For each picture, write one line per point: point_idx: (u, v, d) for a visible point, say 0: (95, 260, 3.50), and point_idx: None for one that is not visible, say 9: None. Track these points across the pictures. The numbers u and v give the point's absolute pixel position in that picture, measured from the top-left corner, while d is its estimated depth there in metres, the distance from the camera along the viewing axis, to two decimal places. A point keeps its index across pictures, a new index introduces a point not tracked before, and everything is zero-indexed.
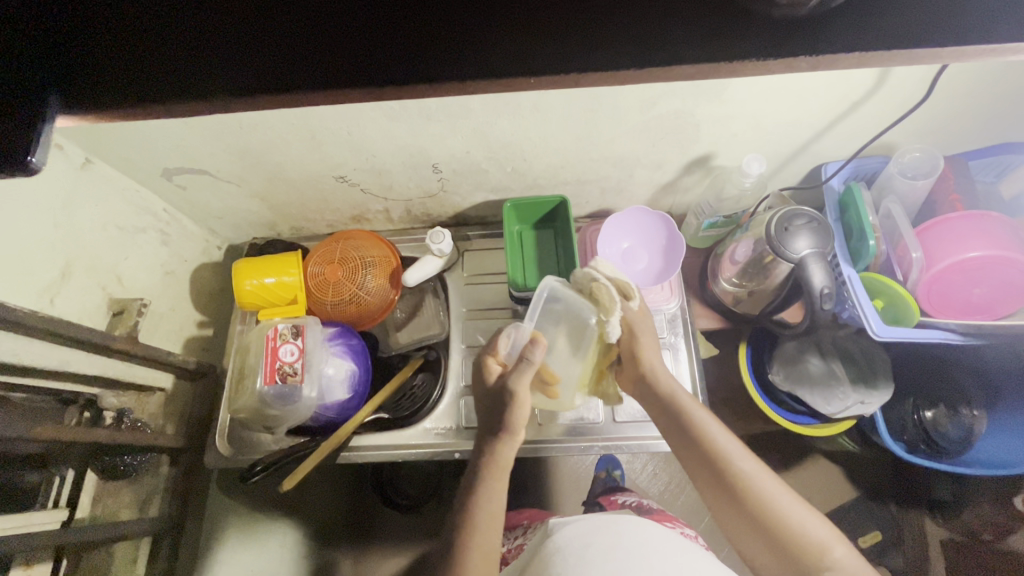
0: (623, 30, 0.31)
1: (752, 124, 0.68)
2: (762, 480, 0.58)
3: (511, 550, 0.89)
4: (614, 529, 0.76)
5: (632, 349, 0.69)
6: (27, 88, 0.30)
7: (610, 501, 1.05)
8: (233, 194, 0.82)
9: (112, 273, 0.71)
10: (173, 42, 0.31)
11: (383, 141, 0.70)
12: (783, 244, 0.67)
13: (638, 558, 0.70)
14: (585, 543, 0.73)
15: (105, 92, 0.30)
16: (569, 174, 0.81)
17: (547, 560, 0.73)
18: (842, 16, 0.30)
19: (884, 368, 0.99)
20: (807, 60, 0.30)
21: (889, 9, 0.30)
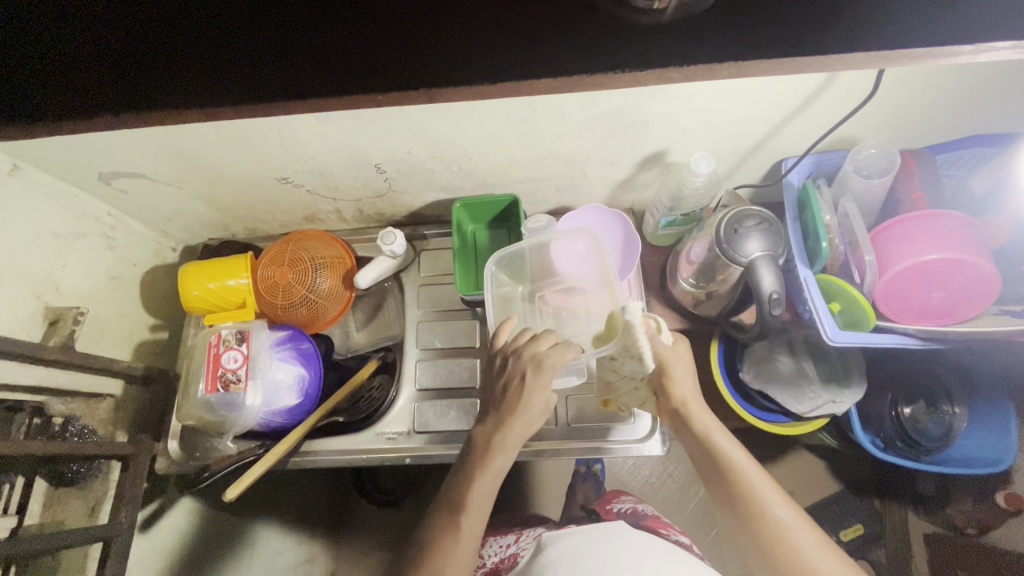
0: (522, 46, 0.35)
1: (701, 120, 0.64)
2: (794, 532, 0.56)
3: (503, 561, 0.85)
4: (608, 536, 0.75)
5: (662, 382, 0.66)
6: None
7: (608, 508, 1.01)
8: (176, 196, 0.80)
9: (48, 280, 0.69)
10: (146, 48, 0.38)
11: (319, 142, 0.68)
12: (732, 247, 0.64)
13: (629, 565, 0.69)
14: (578, 554, 0.72)
15: None
16: (520, 172, 0.78)
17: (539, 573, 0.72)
18: (692, 40, 0.34)
19: (858, 366, 0.96)
20: (682, 70, 0.34)
21: (745, 29, 0.34)
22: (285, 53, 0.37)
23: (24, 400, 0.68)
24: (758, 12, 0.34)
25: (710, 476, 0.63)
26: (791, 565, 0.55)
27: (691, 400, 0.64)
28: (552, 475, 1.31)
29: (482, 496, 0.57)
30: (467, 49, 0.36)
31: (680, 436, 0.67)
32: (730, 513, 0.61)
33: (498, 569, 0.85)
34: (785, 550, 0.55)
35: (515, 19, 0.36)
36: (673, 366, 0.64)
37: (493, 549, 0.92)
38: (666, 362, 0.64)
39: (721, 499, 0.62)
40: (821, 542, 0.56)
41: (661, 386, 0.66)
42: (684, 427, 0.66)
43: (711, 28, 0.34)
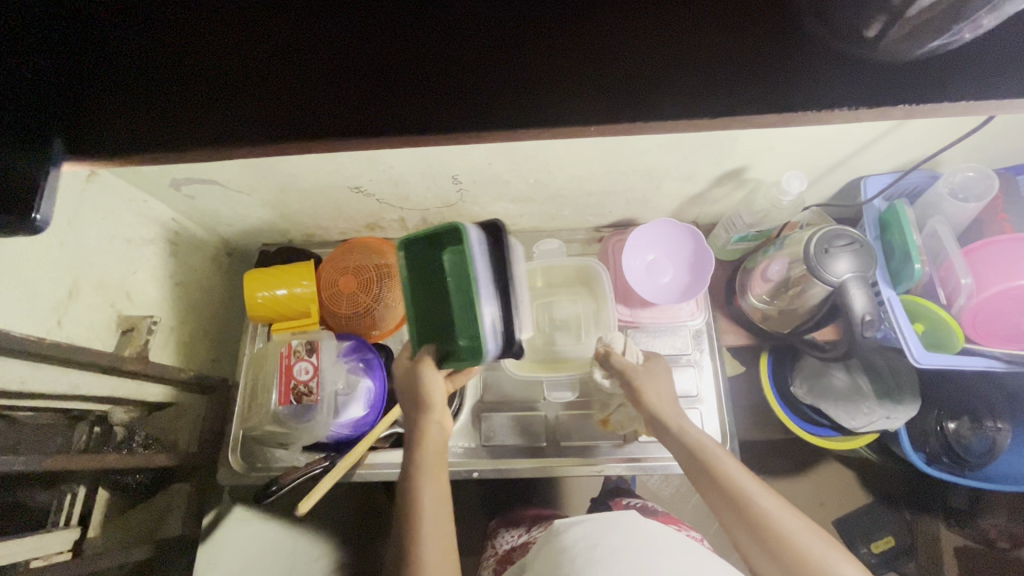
0: (710, 64, 0.30)
1: (793, 139, 0.64)
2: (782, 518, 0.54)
3: (515, 547, 0.91)
4: (620, 527, 0.74)
5: (635, 395, 0.67)
6: (36, 132, 0.31)
7: (617, 501, 1.02)
8: (243, 203, 0.78)
9: (120, 288, 0.68)
10: (242, 57, 0.32)
11: (404, 154, 0.67)
12: (823, 267, 0.63)
13: (638, 559, 0.67)
14: (591, 544, 0.71)
15: (106, 142, 0.31)
16: (593, 186, 0.77)
17: (555, 562, 0.70)
18: (920, 75, 0.30)
19: (911, 381, 0.95)
20: (902, 109, 0.30)
21: (962, 69, 0.30)
22: (428, 75, 0.31)
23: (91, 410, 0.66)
24: (969, 60, 0.30)
25: (703, 486, 0.59)
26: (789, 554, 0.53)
27: (660, 405, 0.65)
28: (584, 483, 1.30)
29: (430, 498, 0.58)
30: (631, 74, 0.31)
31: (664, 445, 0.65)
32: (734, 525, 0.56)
33: (509, 557, 0.90)
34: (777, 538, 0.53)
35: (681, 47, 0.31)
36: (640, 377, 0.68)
37: (504, 538, 0.96)
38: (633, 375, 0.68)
39: (719, 508, 0.58)
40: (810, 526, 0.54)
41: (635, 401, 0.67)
42: (663, 431, 0.64)
43: (916, 75, 0.30)
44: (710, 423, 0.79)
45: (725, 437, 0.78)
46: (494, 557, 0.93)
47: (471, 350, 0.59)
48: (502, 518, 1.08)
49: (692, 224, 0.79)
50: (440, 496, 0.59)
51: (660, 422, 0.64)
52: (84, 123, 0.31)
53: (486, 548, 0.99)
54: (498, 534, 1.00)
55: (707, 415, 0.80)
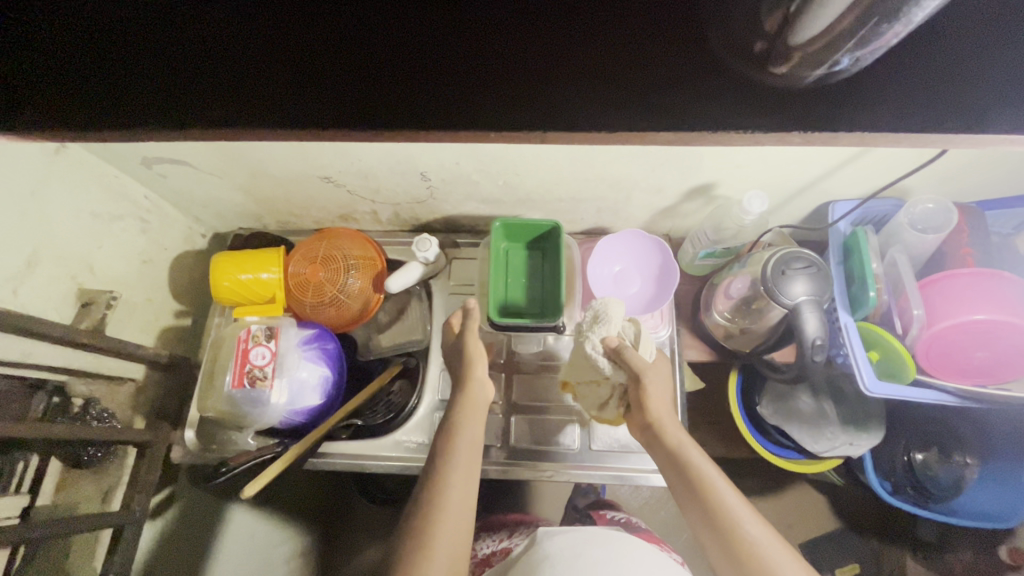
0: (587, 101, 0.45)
1: (758, 160, 0.64)
2: (728, 498, 0.56)
3: (492, 554, 0.88)
4: (603, 541, 0.75)
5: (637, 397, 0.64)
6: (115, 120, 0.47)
7: (600, 513, 1.02)
8: (216, 185, 0.79)
9: (83, 262, 0.69)
10: (243, 83, 0.48)
11: (371, 148, 0.67)
12: (779, 288, 0.63)
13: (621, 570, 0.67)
14: (575, 552, 0.71)
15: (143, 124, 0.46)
16: (563, 192, 0.77)
17: (535, 565, 0.71)
18: None
19: (877, 411, 0.96)
20: None
21: None
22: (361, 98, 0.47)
23: (48, 380, 0.67)
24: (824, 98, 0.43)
25: (665, 468, 0.61)
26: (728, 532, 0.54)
27: (659, 408, 0.63)
28: (554, 488, 1.30)
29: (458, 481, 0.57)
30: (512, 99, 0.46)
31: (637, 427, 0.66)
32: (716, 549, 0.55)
33: (487, 562, 0.87)
34: (720, 518, 0.55)
35: (633, 90, 0.45)
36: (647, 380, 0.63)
37: (484, 542, 0.95)
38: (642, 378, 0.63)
39: (681, 495, 0.59)
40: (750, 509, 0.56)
41: (635, 401, 0.65)
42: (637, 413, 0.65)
43: None
44: None
45: None
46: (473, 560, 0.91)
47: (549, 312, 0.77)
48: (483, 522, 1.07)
49: (661, 236, 0.79)
50: (468, 490, 0.57)
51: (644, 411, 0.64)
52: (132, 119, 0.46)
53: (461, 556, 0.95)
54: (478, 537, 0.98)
55: None
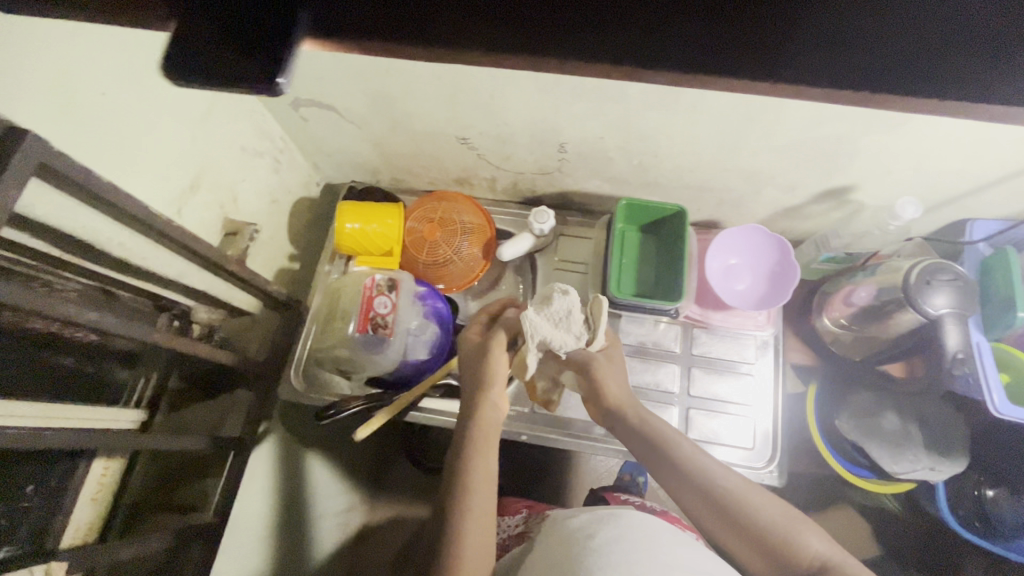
0: None
1: (914, 165, 0.64)
2: (719, 474, 0.61)
3: (512, 537, 0.92)
4: (619, 520, 0.71)
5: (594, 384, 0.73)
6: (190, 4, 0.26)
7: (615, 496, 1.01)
8: (349, 135, 0.80)
9: (230, 193, 0.71)
10: None
11: (523, 113, 0.68)
12: (922, 298, 0.63)
13: (642, 549, 0.65)
14: (586, 535, 0.69)
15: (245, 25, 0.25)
16: (693, 179, 0.77)
17: (553, 553, 0.69)
18: None
19: (962, 436, 0.89)
20: None
21: None
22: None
23: (176, 303, 0.72)
24: None
25: (655, 466, 0.65)
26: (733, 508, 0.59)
27: (620, 395, 0.71)
28: (592, 477, 1.29)
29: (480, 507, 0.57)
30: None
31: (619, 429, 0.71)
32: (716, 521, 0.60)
33: (503, 546, 0.92)
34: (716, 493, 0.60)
35: None
36: (596, 364, 0.73)
37: (501, 524, 0.98)
38: (590, 365, 0.73)
39: (674, 486, 0.63)
40: (749, 484, 0.61)
41: (595, 391, 0.73)
42: (617, 418, 0.70)
43: None
44: (764, 431, 0.79)
45: (776, 452, 0.78)
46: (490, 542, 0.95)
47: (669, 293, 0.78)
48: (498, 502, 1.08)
49: (784, 234, 0.79)
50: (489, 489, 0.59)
51: (616, 409, 0.70)
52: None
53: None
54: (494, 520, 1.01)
55: (760, 420, 0.80)
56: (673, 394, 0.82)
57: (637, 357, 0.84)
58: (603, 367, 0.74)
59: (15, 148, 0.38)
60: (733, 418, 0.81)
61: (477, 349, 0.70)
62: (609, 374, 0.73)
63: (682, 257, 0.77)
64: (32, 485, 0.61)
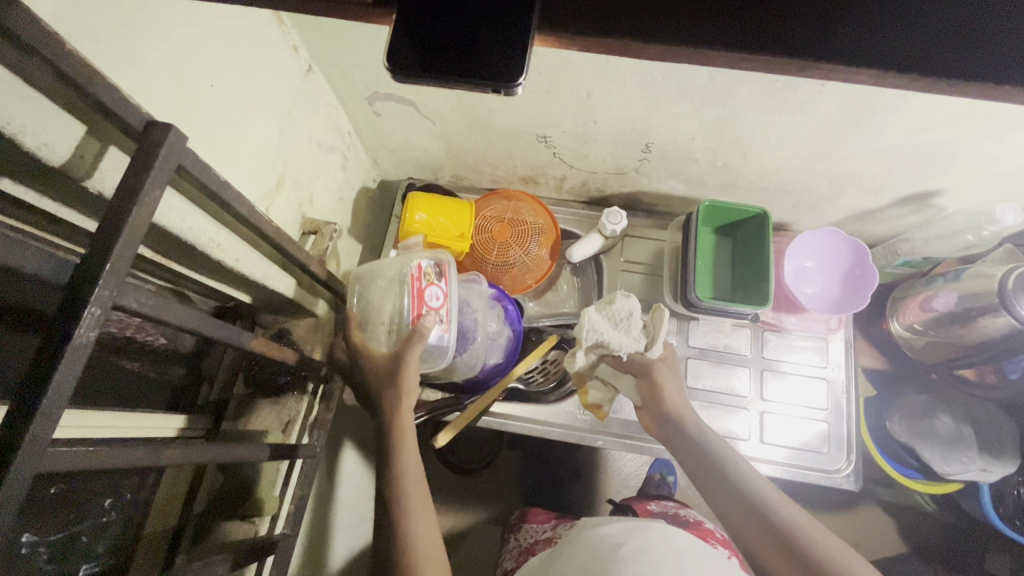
0: None
1: (1014, 170, 0.64)
2: (775, 499, 0.59)
3: (537, 542, 0.91)
4: (648, 529, 0.69)
5: (653, 392, 0.70)
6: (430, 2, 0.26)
7: (644, 507, 0.96)
8: (421, 131, 0.78)
9: (307, 190, 0.68)
10: None
11: (616, 112, 0.66)
12: (1016, 302, 0.64)
13: (670, 559, 0.63)
14: (614, 543, 0.66)
15: (496, 40, 0.26)
16: (774, 181, 0.76)
17: (581, 558, 0.66)
18: None
19: (1012, 440, 0.93)
20: None
21: None
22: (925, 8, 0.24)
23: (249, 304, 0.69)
24: None
25: (706, 481, 0.62)
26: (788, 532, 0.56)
27: (679, 405, 0.68)
28: (619, 481, 1.22)
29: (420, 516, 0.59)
30: None
31: (671, 441, 0.68)
32: (764, 542, 0.57)
33: (532, 550, 0.90)
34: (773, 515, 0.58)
35: None
36: (659, 371, 0.70)
37: (528, 533, 0.96)
38: (651, 371, 0.70)
39: (725, 503, 0.61)
40: (804, 516, 0.58)
41: (653, 397, 0.70)
42: (674, 430, 0.67)
43: None
44: (837, 434, 0.79)
45: (851, 455, 0.78)
46: (517, 549, 0.94)
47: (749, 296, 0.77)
48: (523, 513, 1.05)
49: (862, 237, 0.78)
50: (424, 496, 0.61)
51: (671, 417, 0.68)
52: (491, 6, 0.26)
53: (509, 541, 0.99)
54: (522, 528, 0.99)
55: (832, 424, 0.80)
56: (745, 398, 0.81)
57: (706, 361, 0.83)
58: (665, 371, 0.70)
59: (161, 145, 0.35)
60: (806, 423, 0.80)
61: (388, 357, 0.64)
62: (671, 381, 0.69)
63: (764, 260, 0.76)
64: (110, 498, 0.58)
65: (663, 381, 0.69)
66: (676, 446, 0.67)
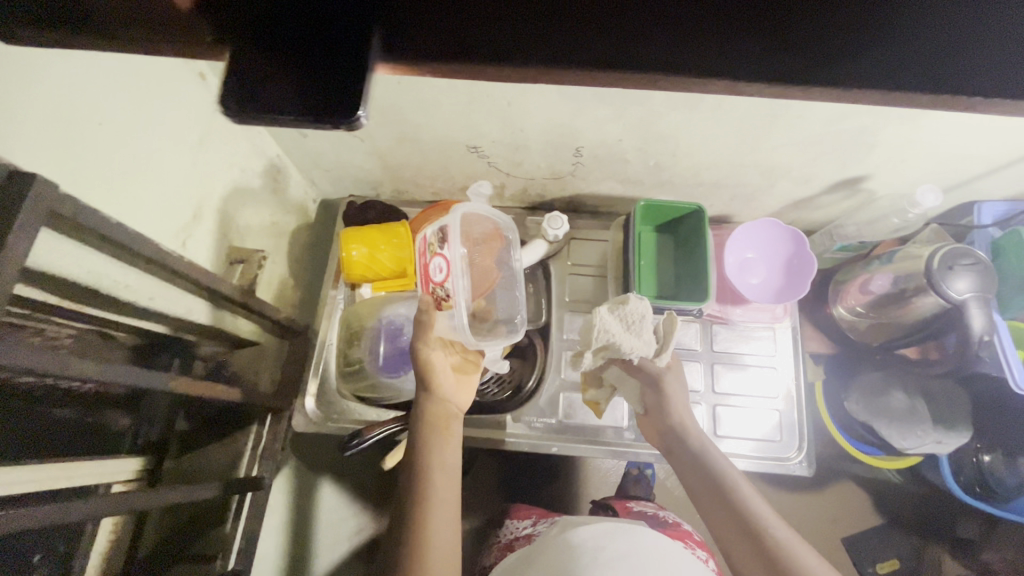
0: None
1: (931, 152, 0.65)
2: (771, 517, 0.57)
3: (517, 538, 0.89)
4: (632, 532, 0.68)
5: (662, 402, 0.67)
6: (259, 44, 0.25)
7: (625, 506, 0.96)
8: (352, 148, 0.76)
9: (231, 218, 0.67)
10: None
11: (540, 118, 0.65)
12: (945, 282, 0.64)
13: (651, 568, 0.62)
14: (597, 543, 0.65)
15: (329, 80, 0.25)
16: (708, 176, 0.76)
17: (560, 556, 0.65)
18: None
19: (965, 409, 0.94)
20: None
21: None
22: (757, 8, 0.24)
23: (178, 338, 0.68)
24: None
25: (703, 497, 0.61)
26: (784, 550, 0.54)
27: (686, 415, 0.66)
28: (599, 478, 1.22)
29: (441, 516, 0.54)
30: None
31: (670, 455, 0.66)
32: (750, 557, 0.55)
33: (510, 545, 0.89)
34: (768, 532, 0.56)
35: None
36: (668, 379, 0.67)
37: (510, 527, 0.96)
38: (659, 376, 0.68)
39: (721, 521, 0.58)
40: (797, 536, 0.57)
41: (660, 407, 0.67)
42: (677, 442, 0.65)
43: None
44: (788, 422, 0.80)
45: (801, 442, 0.79)
46: (499, 543, 0.93)
47: (691, 292, 0.77)
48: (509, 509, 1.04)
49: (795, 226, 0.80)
50: (448, 511, 0.55)
51: (676, 429, 0.66)
52: (323, 46, 0.25)
53: (493, 537, 0.98)
54: (504, 525, 0.98)
55: (783, 411, 0.81)
56: (698, 391, 0.82)
57: None
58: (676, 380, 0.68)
59: (21, 198, 0.33)
60: (759, 412, 0.81)
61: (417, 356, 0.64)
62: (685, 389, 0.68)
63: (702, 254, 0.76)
64: (41, 553, 0.56)
65: (675, 389, 0.67)
66: (676, 460, 0.65)
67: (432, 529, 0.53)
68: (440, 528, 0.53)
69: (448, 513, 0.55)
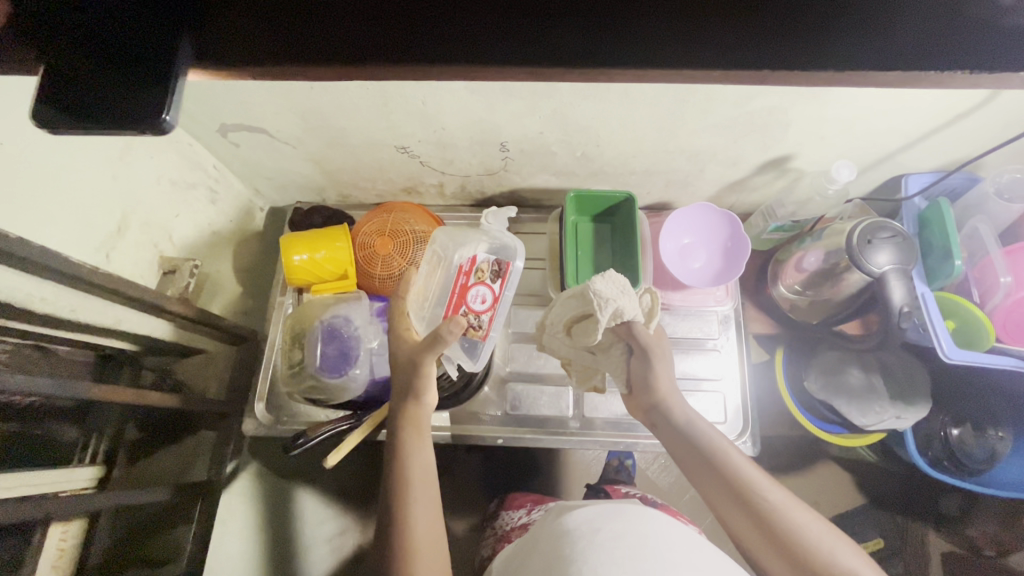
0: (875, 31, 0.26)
1: (845, 128, 0.65)
2: (764, 485, 0.53)
3: (514, 528, 0.89)
4: (623, 514, 0.65)
5: (644, 374, 0.61)
6: (73, 58, 0.27)
7: (616, 488, 0.96)
8: (287, 155, 0.78)
9: (164, 230, 0.69)
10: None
11: (458, 115, 0.67)
12: (867, 257, 0.65)
13: (643, 545, 0.59)
14: (591, 528, 0.62)
15: (136, 89, 0.27)
16: (637, 163, 0.77)
17: (554, 543, 0.62)
18: None
19: (923, 383, 0.93)
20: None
21: None
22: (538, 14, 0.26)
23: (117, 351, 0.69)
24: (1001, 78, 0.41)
25: (692, 470, 0.57)
26: (777, 525, 0.51)
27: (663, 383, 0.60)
28: (583, 469, 1.21)
29: (421, 510, 0.54)
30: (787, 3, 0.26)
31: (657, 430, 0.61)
32: (749, 530, 0.52)
33: (508, 535, 0.89)
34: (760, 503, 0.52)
35: None
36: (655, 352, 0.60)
37: (508, 517, 0.95)
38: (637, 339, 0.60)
39: (712, 493, 0.55)
40: (792, 498, 0.53)
41: (641, 379, 0.61)
42: (662, 419, 0.60)
43: None
44: (733, 403, 0.81)
45: (746, 423, 0.80)
46: (499, 533, 0.93)
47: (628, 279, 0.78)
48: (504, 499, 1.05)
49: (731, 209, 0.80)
50: (429, 505, 0.55)
51: (658, 402, 0.60)
52: (133, 57, 0.27)
53: (488, 528, 0.98)
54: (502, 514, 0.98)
55: (731, 393, 0.81)
56: None
57: None
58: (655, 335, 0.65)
59: None
60: (705, 394, 0.81)
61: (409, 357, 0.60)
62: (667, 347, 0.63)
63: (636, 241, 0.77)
64: None
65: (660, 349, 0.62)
66: (663, 433, 0.60)
67: (412, 518, 0.53)
68: (419, 516, 0.54)
69: (428, 503, 0.55)
